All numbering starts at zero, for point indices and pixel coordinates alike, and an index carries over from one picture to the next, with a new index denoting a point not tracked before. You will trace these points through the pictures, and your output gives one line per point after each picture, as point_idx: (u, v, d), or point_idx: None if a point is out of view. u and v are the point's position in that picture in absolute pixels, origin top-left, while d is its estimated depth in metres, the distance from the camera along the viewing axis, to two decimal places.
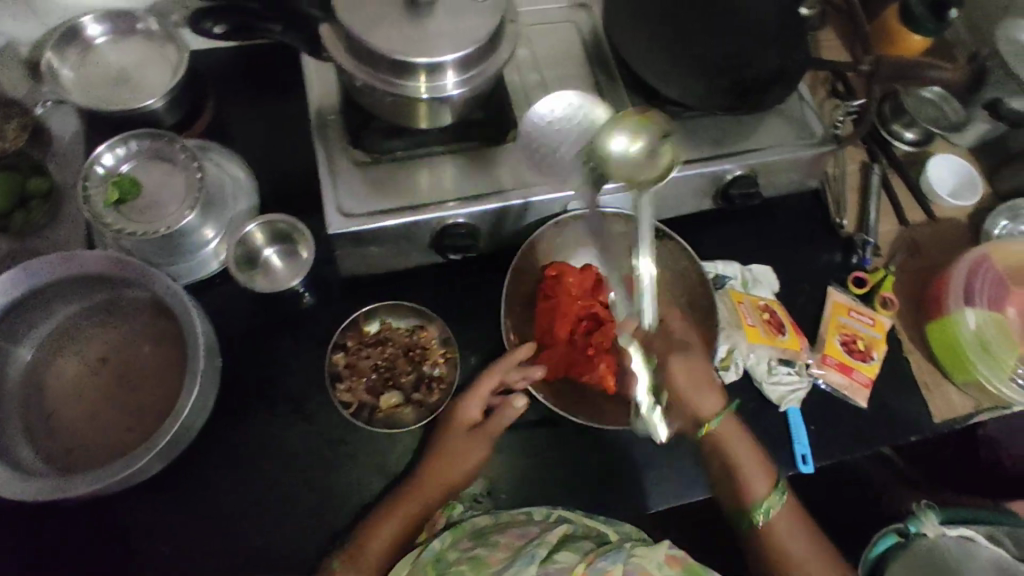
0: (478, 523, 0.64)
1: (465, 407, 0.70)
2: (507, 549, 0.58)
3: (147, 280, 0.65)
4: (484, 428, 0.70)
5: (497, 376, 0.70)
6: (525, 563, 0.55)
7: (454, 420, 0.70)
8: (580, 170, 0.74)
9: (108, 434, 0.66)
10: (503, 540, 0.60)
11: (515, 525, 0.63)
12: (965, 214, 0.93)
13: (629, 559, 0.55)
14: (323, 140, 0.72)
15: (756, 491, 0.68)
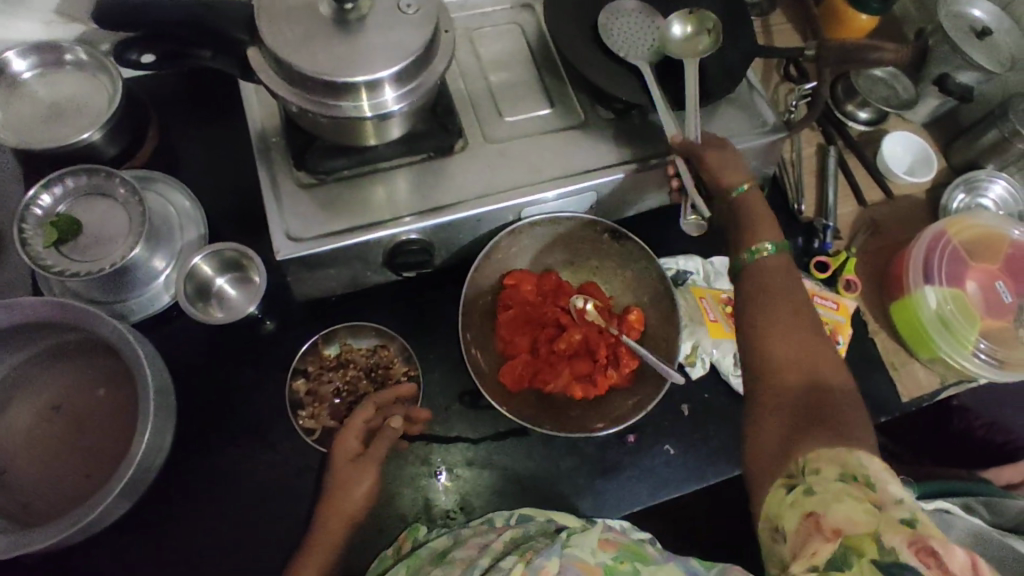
0: (436, 547, 0.63)
1: (343, 438, 0.67)
2: (462, 564, 0.58)
3: (90, 321, 0.63)
4: (368, 456, 0.66)
5: (373, 406, 0.69)
6: None
7: (336, 453, 0.66)
8: (533, 176, 0.73)
9: (64, 484, 0.64)
10: (461, 556, 0.59)
11: (474, 535, 0.63)
12: (922, 190, 0.94)
13: (563, 551, 0.52)
14: (267, 165, 0.71)
15: (758, 237, 0.67)
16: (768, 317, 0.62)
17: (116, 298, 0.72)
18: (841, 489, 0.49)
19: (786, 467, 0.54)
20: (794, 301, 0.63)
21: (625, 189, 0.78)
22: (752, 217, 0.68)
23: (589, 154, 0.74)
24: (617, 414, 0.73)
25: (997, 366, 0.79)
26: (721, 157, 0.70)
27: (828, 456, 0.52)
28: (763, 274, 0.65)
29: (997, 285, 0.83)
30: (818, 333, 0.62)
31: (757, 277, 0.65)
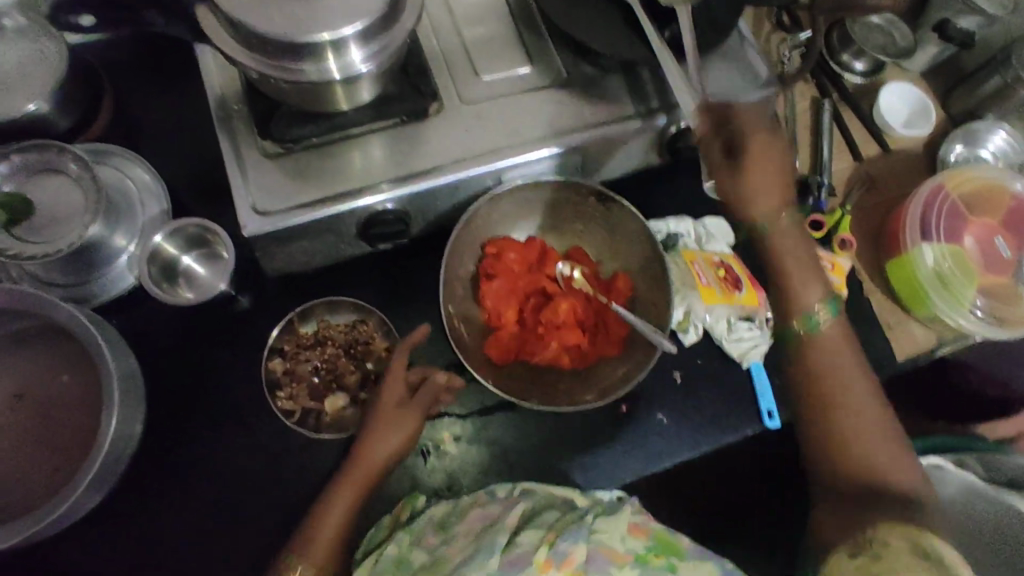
0: (434, 514, 0.63)
1: (388, 387, 0.67)
2: (470, 536, 0.57)
3: (43, 307, 0.59)
4: (413, 405, 0.66)
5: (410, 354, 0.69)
6: (486, 555, 0.52)
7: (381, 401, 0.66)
8: (513, 138, 0.69)
9: (31, 477, 0.61)
10: (464, 528, 0.58)
11: (476, 506, 0.61)
12: (919, 143, 0.90)
13: (591, 537, 0.52)
14: (228, 135, 0.66)
15: (809, 303, 0.65)
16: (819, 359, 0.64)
17: (77, 281, 0.69)
18: (913, 562, 0.49)
19: (852, 539, 0.54)
20: (855, 383, 0.63)
21: (612, 151, 0.74)
22: (802, 275, 0.66)
23: (572, 113, 0.70)
24: (607, 385, 0.71)
25: (995, 323, 0.78)
26: (767, 142, 0.65)
27: (900, 533, 0.52)
28: (821, 340, 0.64)
29: (996, 239, 0.81)
30: (890, 424, 0.62)
31: (812, 347, 0.65)
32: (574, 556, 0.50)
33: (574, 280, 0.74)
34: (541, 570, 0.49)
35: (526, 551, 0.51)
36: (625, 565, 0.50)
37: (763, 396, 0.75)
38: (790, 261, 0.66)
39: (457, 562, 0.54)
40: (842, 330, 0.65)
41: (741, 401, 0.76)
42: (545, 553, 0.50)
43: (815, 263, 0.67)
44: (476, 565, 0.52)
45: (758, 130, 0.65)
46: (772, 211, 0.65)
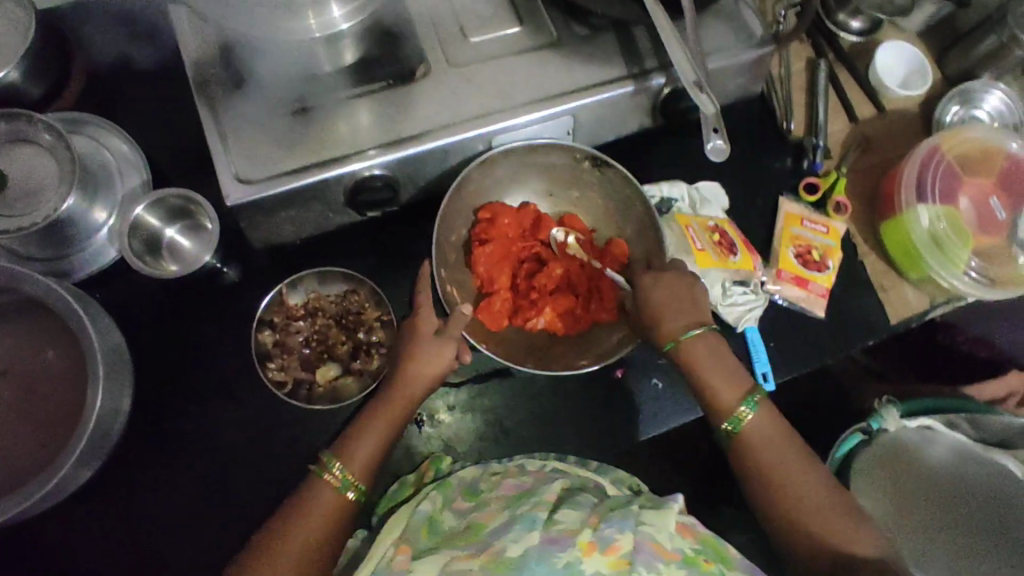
0: (466, 477, 0.66)
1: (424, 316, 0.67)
2: (505, 503, 0.60)
3: (20, 282, 0.57)
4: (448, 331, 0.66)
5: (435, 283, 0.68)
6: (526, 527, 0.54)
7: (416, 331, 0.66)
8: (503, 102, 0.67)
9: (18, 454, 0.60)
10: (496, 496, 0.62)
11: (508, 477, 0.65)
12: (915, 104, 0.89)
13: (639, 528, 0.54)
14: (207, 100, 0.64)
15: (728, 407, 0.65)
16: (779, 484, 0.61)
17: (56, 255, 0.67)
18: None
19: None
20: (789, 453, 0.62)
21: (605, 113, 0.72)
22: (705, 362, 0.66)
23: (563, 75, 0.68)
24: (601, 351, 0.71)
25: (988, 284, 0.78)
26: (665, 277, 0.68)
27: None
28: (752, 451, 0.63)
29: (991, 200, 0.80)
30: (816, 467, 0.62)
31: (750, 460, 0.63)
32: (620, 544, 0.52)
33: (569, 246, 0.73)
34: (585, 552, 0.51)
35: (571, 532, 0.54)
36: (671, 562, 0.52)
37: (757, 359, 0.76)
38: (707, 370, 0.66)
39: (495, 527, 0.56)
40: (776, 426, 0.64)
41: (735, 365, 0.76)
42: (590, 537, 0.52)
43: (737, 369, 0.66)
44: (517, 537, 0.54)
45: (657, 281, 0.68)
46: (696, 355, 0.66)
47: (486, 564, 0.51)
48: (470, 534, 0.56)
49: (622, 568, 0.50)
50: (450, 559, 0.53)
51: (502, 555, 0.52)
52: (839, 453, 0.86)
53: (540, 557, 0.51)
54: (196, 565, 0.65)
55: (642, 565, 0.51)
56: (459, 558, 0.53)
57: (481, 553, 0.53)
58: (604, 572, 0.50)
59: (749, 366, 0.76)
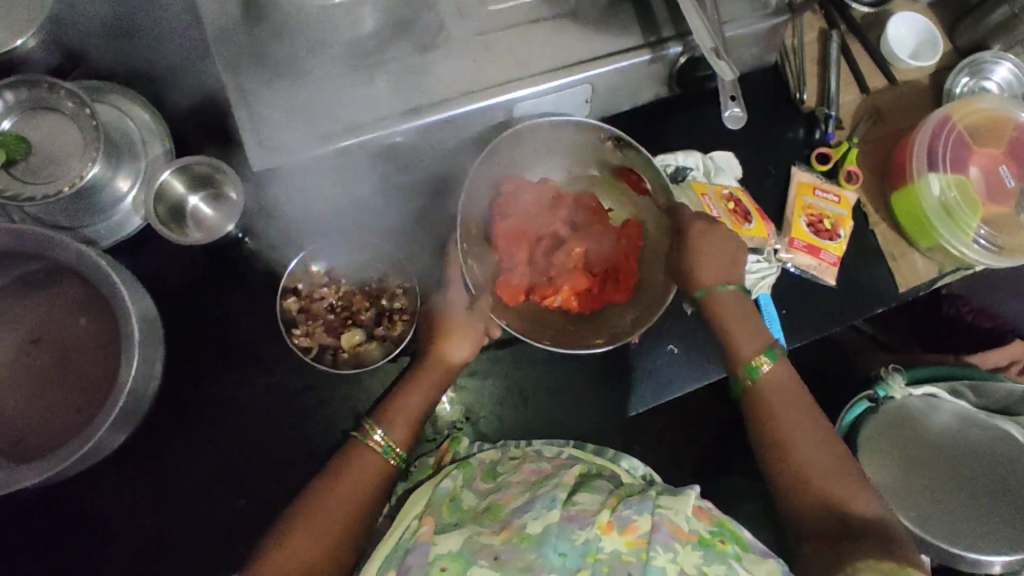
0: (487, 459, 0.69)
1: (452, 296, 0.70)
2: (523, 486, 0.63)
3: (54, 248, 0.58)
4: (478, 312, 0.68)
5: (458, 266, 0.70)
6: (546, 506, 0.58)
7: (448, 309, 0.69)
8: (521, 70, 0.67)
9: (54, 419, 0.62)
10: (516, 480, 0.64)
11: (526, 461, 0.67)
12: (926, 75, 0.89)
13: (656, 510, 0.57)
14: (229, 67, 0.64)
15: (753, 352, 0.67)
16: (788, 441, 0.63)
17: (79, 224, 0.67)
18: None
19: None
20: (800, 410, 0.65)
21: (621, 82, 0.72)
22: (730, 313, 0.69)
23: (581, 43, 0.68)
24: (615, 330, 0.72)
25: (996, 252, 0.79)
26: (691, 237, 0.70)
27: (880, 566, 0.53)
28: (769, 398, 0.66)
29: (1000, 169, 0.81)
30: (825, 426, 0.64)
31: (765, 410, 0.65)
32: (638, 525, 0.55)
33: (587, 222, 0.74)
34: (604, 531, 0.55)
35: (590, 512, 0.57)
36: (688, 543, 0.54)
37: (770, 326, 0.78)
38: (731, 324, 0.69)
39: (516, 506, 0.59)
40: (791, 383, 0.67)
41: None
42: (608, 517, 0.56)
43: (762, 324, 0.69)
44: (537, 515, 0.57)
45: (702, 236, 0.69)
46: (725, 306, 0.70)
47: (509, 539, 0.55)
48: (491, 514, 0.60)
49: (640, 547, 0.53)
50: (473, 533, 0.57)
51: (524, 531, 0.56)
52: (847, 419, 0.87)
53: (560, 533, 0.55)
54: (230, 525, 0.67)
55: (659, 544, 0.53)
56: (482, 532, 0.57)
57: (503, 530, 0.57)
58: (621, 550, 0.54)
59: None
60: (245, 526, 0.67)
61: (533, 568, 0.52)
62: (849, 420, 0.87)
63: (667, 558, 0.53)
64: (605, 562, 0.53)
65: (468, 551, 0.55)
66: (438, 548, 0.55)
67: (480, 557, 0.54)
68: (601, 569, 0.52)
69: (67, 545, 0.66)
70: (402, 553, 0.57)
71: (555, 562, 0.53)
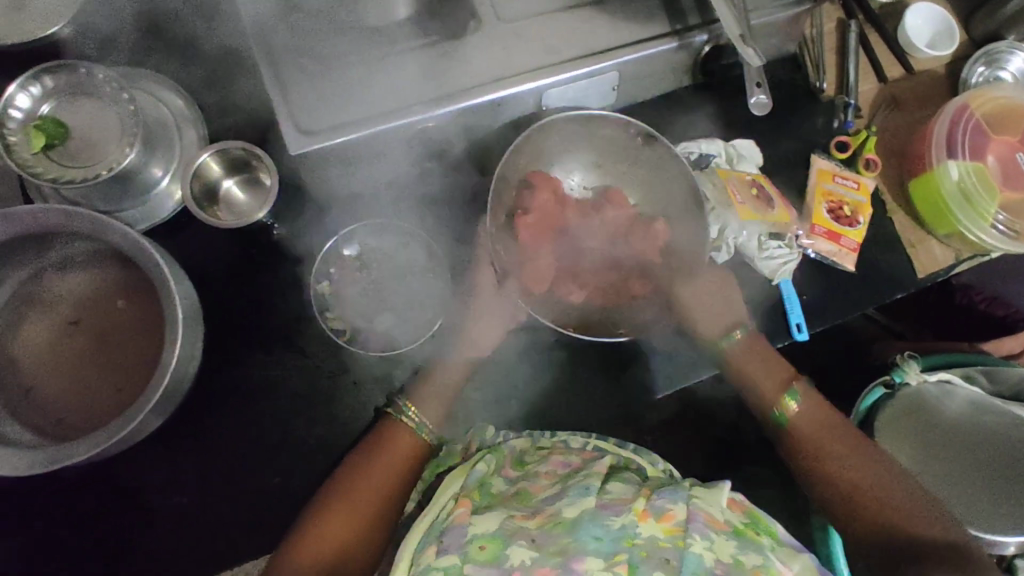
0: (516, 448, 0.68)
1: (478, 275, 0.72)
2: (550, 478, 0.62)
3: (101, 231, 0.59)
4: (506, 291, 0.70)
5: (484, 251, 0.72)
6: (580, 494, 0.56)
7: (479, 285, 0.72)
8: (553, 57, 0.67)
9: (95, 398, 0.63)
10: (545, 470, 0.64)
11: (555, 453, 0.66)
12: (942, 64, 0.90)
13: (690, 500, 0.55)
14: (265, 52, 0.65)
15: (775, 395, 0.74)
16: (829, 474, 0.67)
17: (115, 208, 0.68)
18: None
19: None
20: (842, 443, 0.69)
21: (646, 71, 0.74)
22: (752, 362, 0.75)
23: (609, 30, 0.69)
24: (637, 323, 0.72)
25: (1014, 238, 0.80)
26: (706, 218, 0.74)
27: None
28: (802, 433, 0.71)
29: (1018, 156, 0.82)
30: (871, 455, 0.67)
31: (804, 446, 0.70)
32: (674, 513, 0.54)
33: (615, 217, 0.74)
34: (640, 517, 0.53)
35: (624, 501, 0.56)
36: (722, 533, 0.53)
37: (792, 312, 0.79)
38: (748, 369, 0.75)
39: (548, 495, 0.59)
40: (824, 417, 0.72)
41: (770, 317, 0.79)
42: (644, 505, 0.54)
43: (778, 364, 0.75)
44: (572, 502, 0.56)
45: (686, 284, 0.75)
46: (738, 355, 0.75)
47: (543, 524, 0.54)
48: (521, 499, 0.59)
49: (677, 535, 0.52)
50: (506, 516, 0.56)
51: (558, 516, 0.55)
52: (863, 405, 0.89)
53: (594, 518, 0.53)
54: (264, 504, 0.68)
55: (696, 532, 0.52)
56: (515, 516, 0.56)
57: (536, 515, 0.56)
58: (658, 537, 0.52)
59: (784, 318, 0.79)
60: (279, 505, 0.68)
61: (567, 551, 0.51)
62: (864, 407, 0.89)
63: (704, 546, 0.51)
64: (642, 547, 0.51)
65: (504, 533, 0.54)
66: (475, 529, 0.54)
67: (517, 538, 0.53)
68: (638, 554, 0.51)
69: (105, 524, 0.67)
70: (439, 531, 0.56)
71: (589, 545, 0.51)
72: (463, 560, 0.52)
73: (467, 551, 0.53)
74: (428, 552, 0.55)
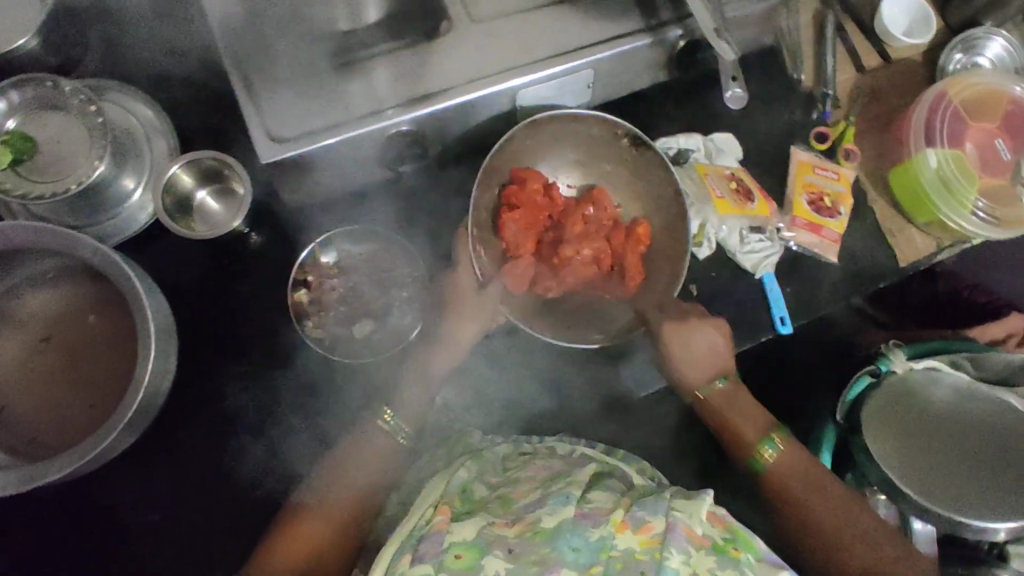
0: (500, 455, 0.69)
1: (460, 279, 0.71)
2: (533, 481, 0.62)
3: (69, 246, 0.58)
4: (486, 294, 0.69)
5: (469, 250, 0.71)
6: (560, 503, 0.56)
7: (458, 290, 0.71)
8: (526, 57, 0.67)
9: (70, 415, 0.62)
10: (527, 475, 0.64)
11: (538, 460, 0.66)
12: (919, 53, 0.90)
13: (671, 512, 0.54)
14: (233, 61, 0.64)
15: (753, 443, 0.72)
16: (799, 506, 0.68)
17: (87, 222, 0.67)
18: None
19: None
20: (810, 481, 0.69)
21: (620, 69, 0.73)
22: (732, 410, 0.75)
23: (582, 28, 0.68)
24: (614, 329, 0.72)
25: (994, 224, 0.80)
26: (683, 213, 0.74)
27: None
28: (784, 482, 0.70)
29: (996, 143, 0.83)
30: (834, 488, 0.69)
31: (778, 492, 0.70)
32: (652, 525, 0.53)
33: (597, 219, 0.73)
34: (618, 529, 0.53)
35: (604, 510, 0.55)
36: (701, 548, 0.52)
37: (775, 305, 0.79)
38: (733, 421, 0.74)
39: (528, 501, 0.58)
40: (798, 458, 0.71)
41: (752, 311, 0.79)
42: (623, 516, 0.54)
43: (756, 408, 0.74)
44: (552, 510, 0.55)
45: (677, 326, 0.70)
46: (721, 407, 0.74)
47: (522, 533, 0.53)
48: (504, 506, 0.59)
49: (654, 548, 0.51)
50: (487, 524, 0.55)
51: (538, 525, 0.54)
52: (849, 396, 0.90)
53: (574, 528, 0.53)
54: (241, 518, 0.68)
55: (674, 545, 0.51)
56: (495, 525, 0.55)
57: (515, 523, 0.55)
58: (635, 549, 0.52)
59: (767, 312, 0.79)
60: (261, 518, 0.68)
61: (546, 561, 0.50)
62: (851, 397, 0.89)
63: (682, 560, 0.50)
64: (619, 559, 0.51)
65: (483, 542, 0.53)
66: (452, 537, 0.54)
67: (494, 547, 0.52)
68: (614, 566, 0.51)
69: (85, 541, 0.66)
70: (416, 538, 0.55)
71: (568, 555, 0.51)
72: (437, 568, 0.51)
73: (442, 560, 0.51)
74: (403, 561, 0.53)
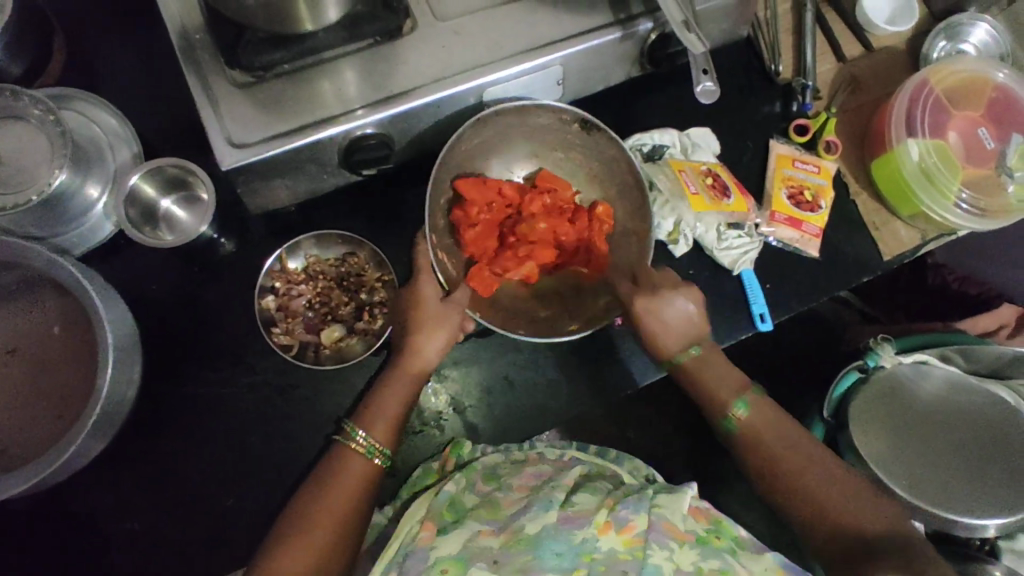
0: (490, 463, 0.68)
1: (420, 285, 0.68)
2: (526, 488, 0.64)
3: (27, 256, 0.58)
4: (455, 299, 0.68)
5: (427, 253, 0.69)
6: (543, 508, 0.58)
7: (416, 303, 0.67)
8: (493, 54, 0.65)
9: (33, 428, 0.61)
10: (518, 482, 0.65)
11: (528, 465, 0.68)
12: (904, 41, 0.87)
13: (652, 510, 0.58)
14: (194, 64, 0.63)
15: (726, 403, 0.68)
16: (775, 461, 0.65)
17: (51, 232, 0.67)
18: None
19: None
20: (786, 439, 0.65)
21: (593, 63, 0.72)
22: (708, 377, 0.69)
23: (551, 23, 0.67)
24: (592, 313, 0.72)
25: (978, 215, 0.78)
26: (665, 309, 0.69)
27: None
28: (758, 444, 0.66)
29: (979, 131, 0.81)
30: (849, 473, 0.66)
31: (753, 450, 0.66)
32: (635, 525, 0.56)
33: (555, 199, 0.73)
34: (601, 531, 0.56)
35: (588, 512, 0.58)
36: (684, 542, 0.56)
37: (754, 301, 0.77)
38: (706, 389, 0.69)
39: (514, 509, 0.60)
40: (771, 418, 0.67)
41: (733, 308, 0.78)
42: (605, 517, 0.57)
43: (733, 370, 0.69)
44: (535, 516, 0.58)
45: (646, 299, 0.68)
46: (695, 372, 0.69)
47: (506, 542, 0.56)
48: (491, 513, 0.60)
49: (636, 547, 0.55)
50: (472, 535, 0.57)
51: (521, 533, 0.56)
52: (836, 392, 0.86)
53: (555, 534, 0.55)
54: (215, 527, 0.67)
55: (655, 543, 0.55)
56: (482, 533, 0.58)
57: (501, 532, 0.57)
58: (617, 549, 0.55)
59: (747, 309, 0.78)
60: (234, 526, 0.67)
61: (528, 569, 0.53)
62: (838, 394, 0.86)
63: (664, 556, 0.54)
64: (602, 562, 0.54)
65: (467, 554, 0.55)
66: (438, 553, 0.56)
67: (478, 560, 0.54)
68: (597, 568, 0.53)
69: (58, 552, 0.66)
70: (403, 556, 0.58)
71: (550, 562, 0.53)
72: None
73: None
74: None
